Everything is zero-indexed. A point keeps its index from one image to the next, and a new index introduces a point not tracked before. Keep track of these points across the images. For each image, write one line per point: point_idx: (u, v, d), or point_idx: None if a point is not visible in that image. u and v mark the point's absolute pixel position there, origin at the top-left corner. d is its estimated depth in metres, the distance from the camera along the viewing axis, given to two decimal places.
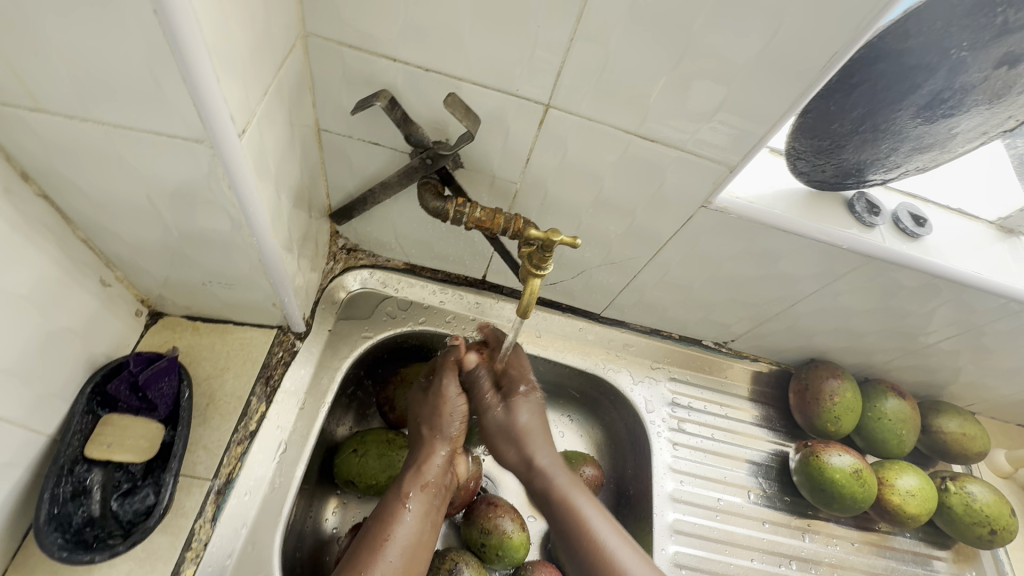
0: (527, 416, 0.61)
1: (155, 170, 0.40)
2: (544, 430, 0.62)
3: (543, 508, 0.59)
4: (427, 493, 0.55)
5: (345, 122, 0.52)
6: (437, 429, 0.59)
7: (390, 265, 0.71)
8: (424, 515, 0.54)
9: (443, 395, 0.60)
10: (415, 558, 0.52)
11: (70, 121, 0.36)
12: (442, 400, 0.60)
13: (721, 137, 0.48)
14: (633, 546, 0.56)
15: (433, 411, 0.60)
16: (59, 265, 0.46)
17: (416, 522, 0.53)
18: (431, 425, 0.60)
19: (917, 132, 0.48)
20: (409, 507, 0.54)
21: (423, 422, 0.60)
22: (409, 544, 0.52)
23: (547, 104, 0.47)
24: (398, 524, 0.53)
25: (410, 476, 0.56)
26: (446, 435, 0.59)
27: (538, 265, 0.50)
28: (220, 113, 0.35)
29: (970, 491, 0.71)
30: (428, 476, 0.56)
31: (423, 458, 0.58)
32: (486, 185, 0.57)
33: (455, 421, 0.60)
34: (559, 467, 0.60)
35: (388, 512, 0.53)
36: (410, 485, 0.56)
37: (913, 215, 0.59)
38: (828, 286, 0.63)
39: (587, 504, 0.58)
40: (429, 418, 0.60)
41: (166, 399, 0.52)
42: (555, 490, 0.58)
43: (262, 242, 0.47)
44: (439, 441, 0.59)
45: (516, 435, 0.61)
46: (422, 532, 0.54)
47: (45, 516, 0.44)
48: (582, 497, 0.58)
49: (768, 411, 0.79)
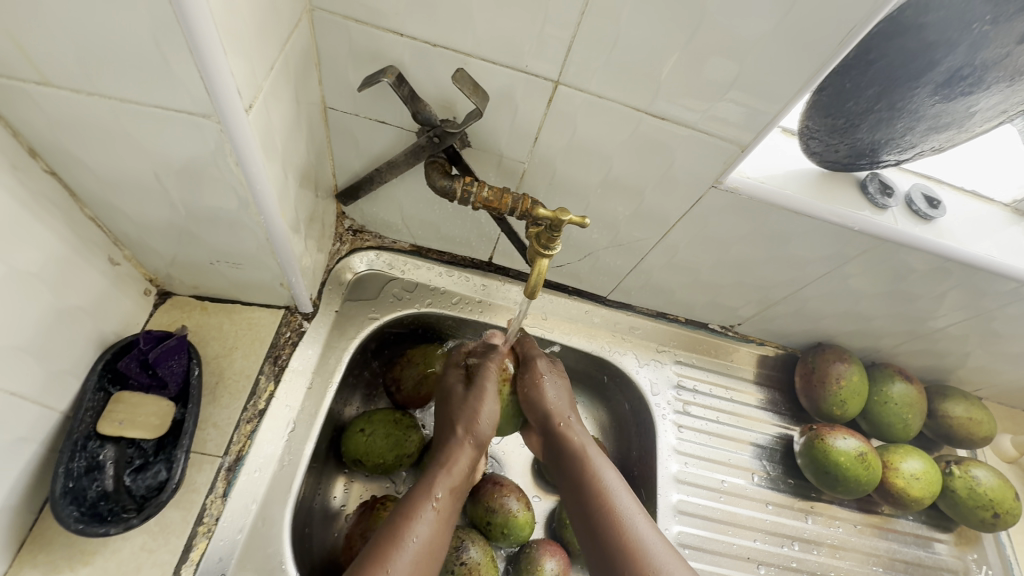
0: (561, 385, 0.63)
1: (162, 146, 0.40)
2: (573, 404, 0.63)
3: (568, 466, 0.60)
4: (452, 497, 0.55)
5: (352, 100, 0.51)
6: (472, 432, 0.59)
7: (397, 247, 0.71)
8: (448, 516, 0.54)
9: (484, 396, 0.60)
10: (429, 567, 0.50)
11: (76, 96, 0.36)
12: (482, 399, 0.60)
13: (733, 115, 0.47)
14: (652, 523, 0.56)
15: (473, 412, 0.59)
16: (68, 243, 0.46)
17: (438, 524, 0.53)
18: (467, 427, 0.59)
19: (934, 111, 0.46)
20: (435, 508, 0.53)
21: (458, 421, 0.59)
22: (428, 548, 0.51)
23: (556, 81, 0.46)
24: (424, 521, 0.52)
25: (439, 475, 0.56)
26: (480, 440, 0.59)
27: (546, 245, 0.50)
28: (227, 87, 0.35)
29: (974, 475, 0.71)
30: (455, 478, 0.57)
31: (454, 458, 0.58)
32: (494, 164, 0.56)
33: (488, 425, 0.60)
34: (588, 434, 0.62)
35: (413, 507, 0.53)
36: (440, 486, 0.55)
37: (927, 197, 0.58)
38: (838, 269, 0.62)
39: (606, 465, 0.59)
40: (465, 418, 0.59)
41: (176, 376, 0.53)
42: (585, 452, 0.60)
43: (269, 220, 0.47)
44: (472, 445, 0.59)
45: (552, 391, 0.62)
46: (443, 533, 0.53)
47: (60, 490, 0.45)
48: (609, 471, 0.59)
49: (773, 394, 0.80)
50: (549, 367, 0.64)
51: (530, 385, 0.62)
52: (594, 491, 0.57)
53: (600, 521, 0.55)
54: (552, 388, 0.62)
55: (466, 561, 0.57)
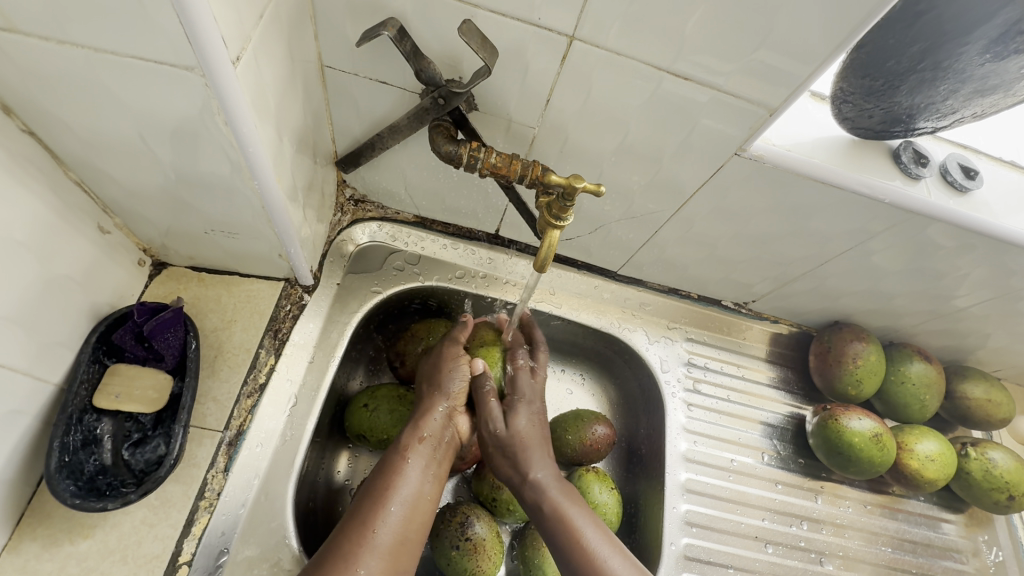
0: (522, 429, 0.57)
1: (146, 103, 0.37)
2: (543, 443, 0.58)
3: (541, 527, 0.53)
4: (427, 446, 0.54)
5: (350, 58, 0.48)
6: (437, 387, 0.57)
7: (400, 218, 0.68)
8: (425, 468, 0.53)
9: (447, 355, 0.59)
10: (416, 511, 0.50)
11: (46, 45, 0.33)
12: (444, 360, 0.59)
13: (762, 78, 0.43)
14: (634, 564, 0.50)
15: (435, 369, 0.58)
16: (53, 208, 0.44)
17: (418, 476, 0.52)
18: (431, 382, 0.58)
19: (982, 72, 0.43)
20: (409, 460, 0.52)
21: (424, 379, 0.59)
22: (411, 497, 0.50)
23: (571, 36, 0.43)
24: (398, 475, 0.51)
25: (409, 431, 0.55)
26: (446, 390, 0.57)
27: (558, 215, 0.47)
28: (212, 36, 0.32)
29: (991, 457, 0.70)
30: (426, 430, 0.55)
31: (422, 412, 0.56)
32: (502, 129, 0.53)
33: (454, 379, 0.58)
34: (553, 478, 0.55)
35: (390, 462, 0.52)
36: (409, 438, 0.54)
37: (963, 167, 0.54)
38: (861, 245, 0.59)
39: (580, 515, 0.53)
40: (430, 375, 0.59)
41: (173, 349, 0.51)
42: (550, 507, 0.53)
43: (265, 186, 0.44)
44: (438, 395, 0.57)
45: (511, 450, 0.56)
46: (424, 485, 0.52)
47: (56, 464, 0.44)
48: (578, 512, 0.53)
49: (786, 373, 0.78)
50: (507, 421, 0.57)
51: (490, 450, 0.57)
52: (569, 550, 0.50)
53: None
54: (515, 436, 0.56)
55: (471, 537, 0.56)
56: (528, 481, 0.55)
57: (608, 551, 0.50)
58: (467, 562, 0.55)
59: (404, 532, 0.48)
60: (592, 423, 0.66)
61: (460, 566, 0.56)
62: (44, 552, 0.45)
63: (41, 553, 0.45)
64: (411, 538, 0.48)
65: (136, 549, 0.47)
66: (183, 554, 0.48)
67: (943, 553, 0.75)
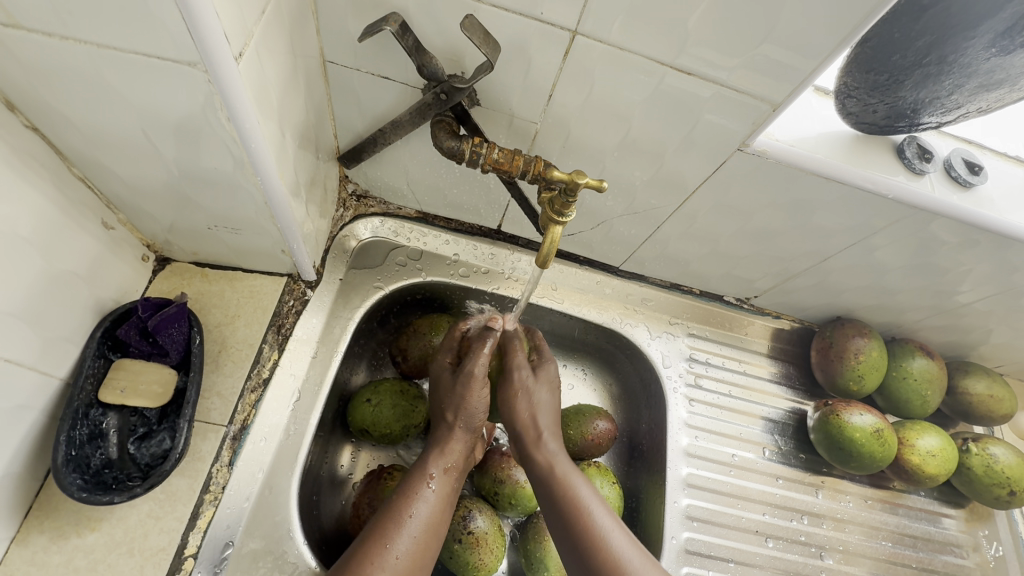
0: (543, 396, 0.59)
1: (147, 100, 0.37)
2: (554, 419, 0.60)
3: (541, 485, 0.56)
4: (448, 475, 0.55)
5: (352, 53, 0.47)
6: (462, 417, 0.57)
7: (402, 213, 0.68)
8: (445, 495, 0.53)
9: (473, 386, 0.56)
10: (435, 537, 0.50)
11: (49, 41, 0.33)
12: (471, 389, 0.56)
13: (765, 73, 0.43)
14: (630, 537, 0.53)
15: (461, 398, 0.57)
16: (57, 204, 0.44)
17: (438, 501, 0.52)
18: (456, 411, 0.57)
19: (988, 66, 0.43)
20: (433, 486, 0.53)
21: (450, 407, 0.57)
22: (431, 523, 0.51)
23: (573, 31, 0.43)
24: (422, 500, 0.51)
25: (432, 456, 0.55)
26: (471, 422, 0.57)
27: (561, 211, 0.47)
28: (214, 31, 0.32)
29: (992, 452, 0.70)
30: (450, 459, 0.56)
31: (445, 439, 0.57)
32: (504, 125, 0.53)
33: (480, 410, 0.58)
34: (562, 450, 0.58)
35: (412, 488, 0.52)
36: (433, 465, 0.55)
37: (968, 162, 0.54)
38: (864, 241, 0.59)
39: (585, 486, 0.55)
40: (455, 405, 0.57)
41: (178, 344, 0.51)
42: (556, 470, 0.56)
43: (267, 182, 0.44)
44: (463, 428, 0.57)
45: (531, 402, 0.59)
46: (443, 512, 0.52)
47: (63, 458, 0.44)
48: (583, 486, 0.55)
49: (788, 368, 0.78)
50: (534, 376, 0.60)
51: (510, 397, 0.59)
52: (566, 511, 0.54)
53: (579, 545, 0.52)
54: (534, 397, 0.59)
55: (474, 531, 0.56)
56: (543, 442, 0.57)
57: (610, 524, 0.53)
58: (469, 555, 0.56)
59: (421, 558, 0.49)
60: (593, 418, 0.66)
61: (462, 560, 0.56)
62: (51, 545, 0.46)
63: (48, 546, 0.46)
64: (426, 561, 0.49)
65: (143, 542, 0.47)
66: (188, 547, 0.48)
67: (943, 547, 0.75)
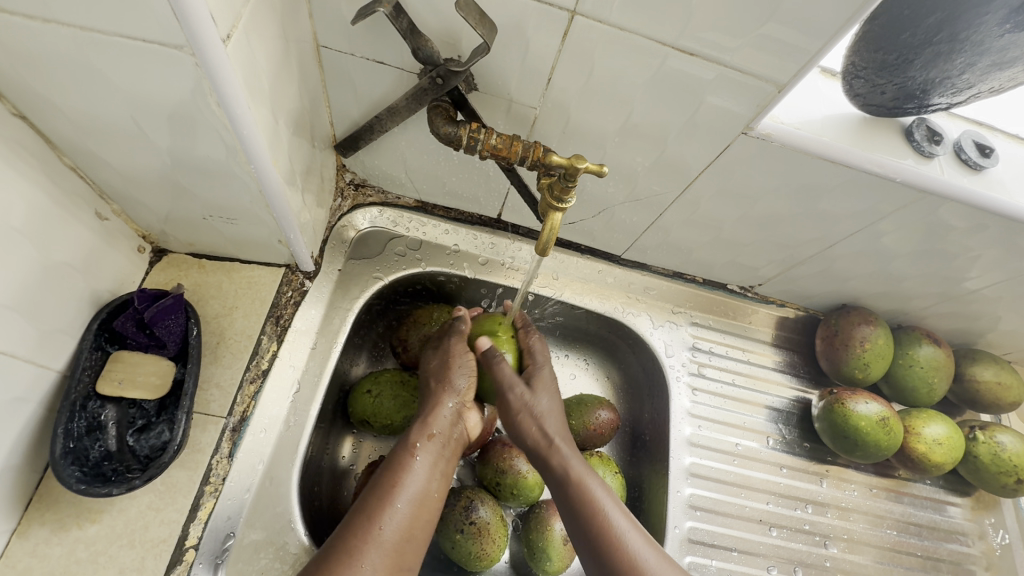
0: (544, 401, 0.57)
1: (136, 86, 0.36)
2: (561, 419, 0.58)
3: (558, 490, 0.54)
4: (435, 444, 0.53)
5: (347, 37, 0.46)
6: (444, 381, 0.56)
7: (401, 202, 0.67)
8: (433, 464, 0.52)
9: (451, 353, 0.57)
10: (422, 509, 0.49)
11: (32, 24, 0.32)
12: (453, 355, 0.57)
13: (771, 52, 0.42)
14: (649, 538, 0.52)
15: (442, 365, 0.57)
16: (48, 194, 0.43)
17: (425, 473, 0.51)
18: (439, 379, 0.57)
19: (1000, 44, 0.41)
20: (418, 457, 0.52)
21: (432, 373, 0.57)
22: (417, 496, 0.50)
23: (572, 11, 0.41)
24: (406, 472, 0.50)
25: (417, 427, 0.54)
26: (456, 388, 0.56)
27: (560, 197, 0.46)
28: (199, 11, 0.31)
29: (999, 440, 0.69)
30: (435, 427, 0.54)
31: (430, 409, 0.55)
32: (502, 110, 0.52)
33: (463, 374, 0.57)
34: (575, 453, 0.56)
35: (398, 460, 0.51)
36: (418, 435, 0.53)
37: (978, 144, 0.53)
38: (870, 226, 0.58)
39: (600, 489, 0.53)
40: (437, 371, 0.57)
41: (175, 336, 0.51)
42: (570, 474, 0.54)
43: (261, 170, 0.43)
44: (448, 394, 0.56)
45: (535, 417, 0.56)
46: (431, 482, 0.51)
47: (61, 450, 0.44)
48: (598, 486, 0.54)
49: (792, 357, 0.77)
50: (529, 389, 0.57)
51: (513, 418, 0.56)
52: (584, 513, 0.52)
53: (598, 548, 0.51)
54: (539, 407, 0.56)
55: (476, 521, 0.56)
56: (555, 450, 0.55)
57: (626, 526, 0.52)
58: (472, 545, 0.56)
59: (409, 529, 0.48)
60: (595, 408, 0.66)
61: (465, 550, 0.56)
62: (53, 537, 0.46)
63: (50, 538, 0.46)
64: (416, 534, 0.49)
65: (143, 533, 0.47)
66: (189, 538, 0.48)
67: (948, 536, 0.74)
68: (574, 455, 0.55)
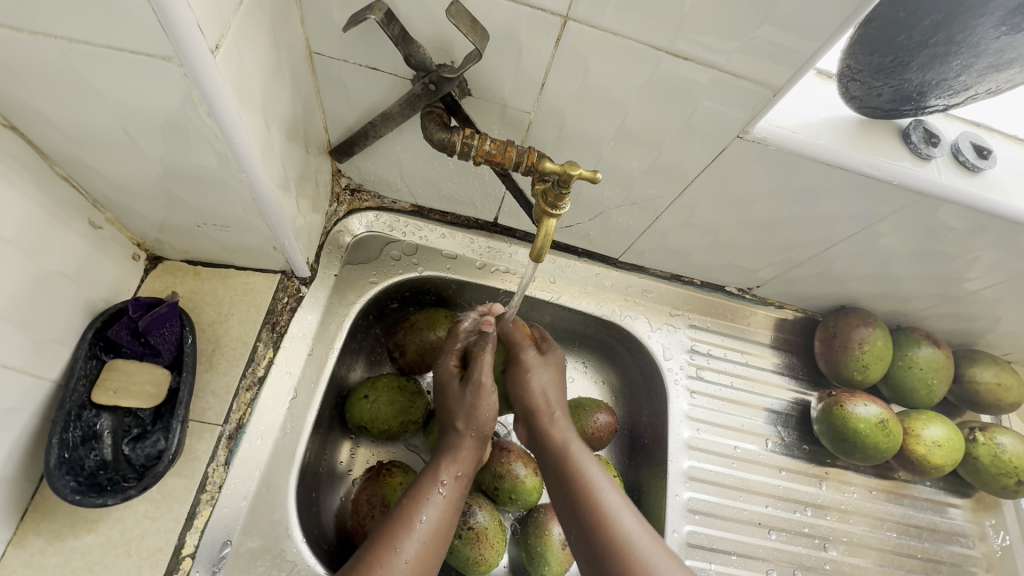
0: (546, 376, 0.60)
1: (125, 97, 0.36)
2: (560, 397, 0.60)
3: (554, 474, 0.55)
4: (461, 483, 0.53)
5: (339, 43, 0.46)
6: (472, 425, 0.56)
7: (397, 207, 0.67)
8: (455, 501, 0.52)
9: (481, 392, 0.57)
10: (443, 542, 0.50)
11: (18, 35, 0.32)
12: (480, 395, 0.57)
13: (765, 56, 0.42)
14: (640, 516, 0.52)
15: (470, 405, 0.57)
16: (41, 204, 0.43)
17: (449, 507, 0.51)
18: (467, 418, 0.56)
19: (997, 45, 0.41)
20: (443, 493, 0.52)
21: (458, 415, 0.57)
22: (440, 529, 0.50)
23: (565, 16, 0.41)
24: (433, 504, 0.50)
25: (444, 462, 0.54)
26: (482, 431, 0.57)
27: (554, 203, 0.45)
28: (187, 23, 0.31)
29: (999, 442, 0.69)
30: (462, 466, 0.54)
31: (458, 447, 0.55)
32: (496, 115, 0.51)
33: (490, 417, 0.57)
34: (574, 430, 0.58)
35: (423, 493, 0.51)
36: (445, 472, 0.53)
37: (976, 146, 0.53)
38: (868, 228, 0.58)
39: (594, 467, 0.54)
40: (465, 413, 0.57)
41: (169, 344, 0.51)
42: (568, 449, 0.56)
43: (253, 178, 0.43)
44: (475, 435, 0.56)
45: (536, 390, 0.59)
46: (451, 517, 0.52)
47: (56, 460, 0.44)
48: (593, 466, 0.55)
49: (791, 358, 0.77)
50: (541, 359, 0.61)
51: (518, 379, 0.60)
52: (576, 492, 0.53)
53: (588, 525, 0.51)
54: (536, 378, 0.59)
55: (474, 526, 0.56)
56: (555, 421, 0.58)
57: (619, 505, 0.52)
58: (470, 550, 0.56)
59: (428, 561, 0.48)
60: (594, 411, 0.66)
61: (463, 555, 0.56)
62: (48, 546, 0.46)
63: (46, 547, 0.46)
64: (432, 565, 0.49)
65: (139, 542, 0.47)
66: (185, 547, 0.48)
67: (949, 538, 0.74)
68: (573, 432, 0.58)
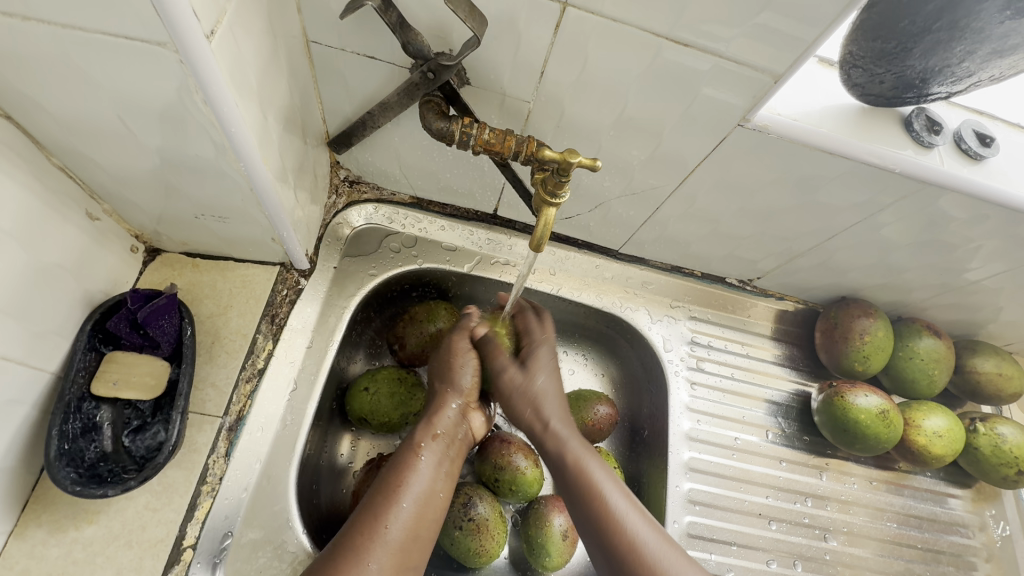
0: (543, 379, 0.57)
1: (121, 86, 0.36)
2: (560, 397, 0.57)
3: (559, 478, 0.54)
4: (440, 444, 0.53)
5: (337, 32, 0.46)
6: (449, 382, 0.57)
7: (397, 199, 0.67)
8: (437, 465, 0.51)
9: (456, 349, 0.58)
10: (427, 509, 0.48)
11: (12, 21, 0.31)
12: (454, 354, 0.57)
13: (766, 42, 0.41)
14: (649, 518, 0.51)
15: (445, 364, 0.57)
16: (37, 195, 0.43)
17: (429, 472, 0.50)
18: (443, 378, 0.57)
19: (1002, 30, 0.40)
20: (422, 457, 0.51)
21: (436, 374, 0.58)
22: (424, 495, 0.49)
23: (564, 3, 0.41)
24: (413, 472, 0.49)
25: (420, 427, 0.54)
26: (459, 386, 0.56)
27: (554, 192, 0.45)
28: (180, 7, 0.30)
29: (1000, 432, 0.69)
30: (439, 427, 0.54)
31: (435, 409, 0.55)
32: (495, 104, 0.51)
33: (467, 373, 0.57)
34: (574, 432, 0.56)
35: (401, 460, 0.50)
36: (422, 435, 0.53)
37: (979, 134, 0.52)
38: (870, 218, 0.58)
39: (599, 468, 0.53)
40: (442, 371, 0.58)
41: (169, 336, 0.51)
42: (570, 453, 0.54)
43: (252, 169, 0.43)
44: (452, 393, 0.56)
45: (531, 399, 0.56)
46: (437, 481, 0.51)
47: (56, 451, 0.44)
48: (598, 467, 0.54)
49: (792, 350, 0.77)
50: (524, 372, 0.57)
51: (508, 396, 0.57)
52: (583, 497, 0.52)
53: (596, 529, 0.50)
54: (533, 385, 0.56)
55: (475, 517, 0.56)
56: (551, 432, 0.55)
57: (626, 507, 0.51)
58: (471, 541, 0.56)
59: (416, 528, 0.47)
60: (594, 403, 0.65)
61: (463, 546, 0.56)
62: (49, 538, 0.46)
63: (47, 539, 0.46)
64: (422, 535, 0.48)
65: (141, 534, 0.47)
66: (187, 538, 0.48)
67: (949, 528, 0.74)
68: (574, 433, 0.56)
